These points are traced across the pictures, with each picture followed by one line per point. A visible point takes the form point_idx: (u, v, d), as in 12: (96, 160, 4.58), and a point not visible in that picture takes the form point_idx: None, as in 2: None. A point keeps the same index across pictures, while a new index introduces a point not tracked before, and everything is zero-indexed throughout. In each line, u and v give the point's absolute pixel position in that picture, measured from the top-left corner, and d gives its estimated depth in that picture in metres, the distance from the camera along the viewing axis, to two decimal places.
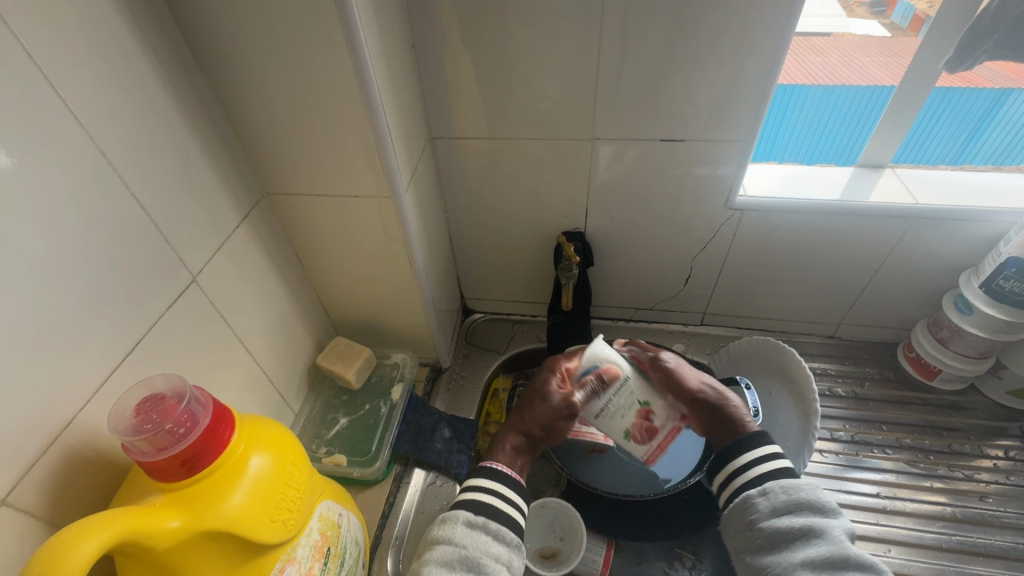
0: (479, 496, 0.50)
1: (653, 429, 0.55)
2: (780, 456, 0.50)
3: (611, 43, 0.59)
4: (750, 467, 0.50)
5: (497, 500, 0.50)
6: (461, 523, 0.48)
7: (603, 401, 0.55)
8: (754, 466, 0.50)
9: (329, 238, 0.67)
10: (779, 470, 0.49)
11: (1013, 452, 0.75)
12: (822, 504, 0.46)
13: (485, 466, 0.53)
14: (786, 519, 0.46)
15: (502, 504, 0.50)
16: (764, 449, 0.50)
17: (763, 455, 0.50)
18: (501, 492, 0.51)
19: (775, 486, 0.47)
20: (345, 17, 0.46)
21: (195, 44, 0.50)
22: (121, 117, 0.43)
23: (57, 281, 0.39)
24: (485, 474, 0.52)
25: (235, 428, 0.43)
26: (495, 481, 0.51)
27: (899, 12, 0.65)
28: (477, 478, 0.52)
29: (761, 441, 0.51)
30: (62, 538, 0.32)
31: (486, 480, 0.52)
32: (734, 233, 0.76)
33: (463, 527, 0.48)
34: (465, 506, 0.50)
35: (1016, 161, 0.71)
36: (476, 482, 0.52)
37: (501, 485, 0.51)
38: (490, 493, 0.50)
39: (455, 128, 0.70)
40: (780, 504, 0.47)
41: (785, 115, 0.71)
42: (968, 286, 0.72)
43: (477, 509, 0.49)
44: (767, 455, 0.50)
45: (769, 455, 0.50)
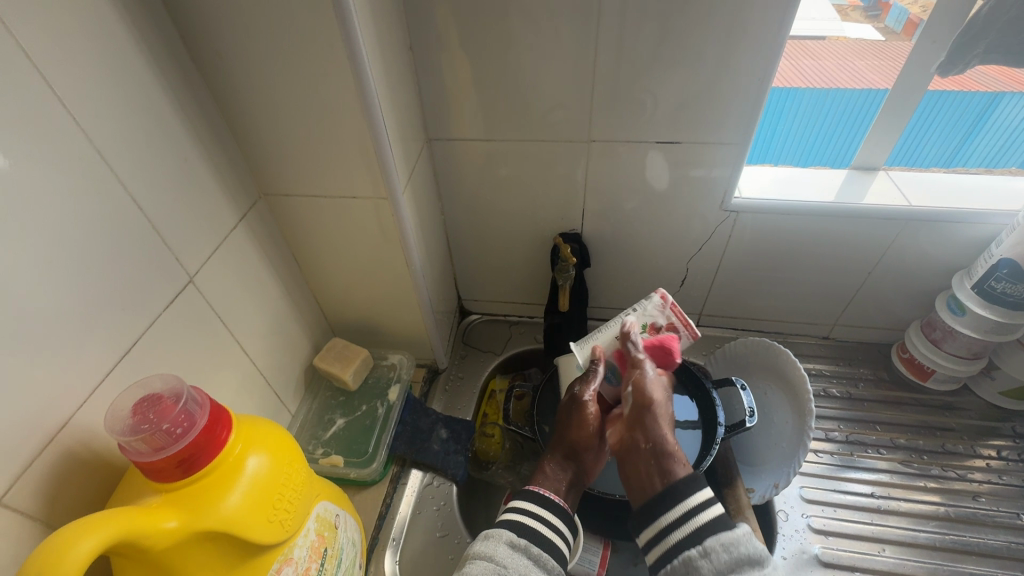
0: (523, 520, 0.53)
1: (655, 321, 0.65)
2: (703, 506, 0.50)
3: (607, 45, 0.59)
4: (688, 519, 0.50)
5: (542, 526, 0.53)
6: (504, 542, 0.51)
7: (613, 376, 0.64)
8: (692, 518, 0.50)
9: (327, 239, 0.67)
10: (717, 520, 0.50)
11: (1006, 452, 0.75)
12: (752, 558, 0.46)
13: (534, 492, 0.56)
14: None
15: (544, 530, 0.53)
16: (696, 499, 0.51)
17: (698, 506, 0.50)
18: (547, 518, 0.54)
19: (714, 542, 0.48)
20: (342, 19, 0.46)
21: (192, 44, 0.50)
22: (118, 117, 0.43)
23: (53, 280, 0.39)
24: (531, 498, 0.55)
25: (232, 428, 0.43)
26: (541, 507, 0.55)
27: (893, 16, 0.65)
28: (521, 501, 0.55)
29: (694, 487, 0.52)
30: (60, 537, 0.32)
31: (532, 504, 0.55)
32: (729, 234, 0.77)
33: (506, 548, 0.51)
34: (509, 527, 0.53)
35: (1010, 162, 0.71)
36: (523, 505, 0.55)
37: (546, 511, 0.54)
38: (537, 519, 0.54)
39: (453, 130, 0.71)
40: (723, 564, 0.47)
41: (780, 119, 0.71)
42: (960, 287, 0.72)
43: (521, 530, 0.53)
44: (701, 506, 0.50)
45: (702, 507, 0.50)
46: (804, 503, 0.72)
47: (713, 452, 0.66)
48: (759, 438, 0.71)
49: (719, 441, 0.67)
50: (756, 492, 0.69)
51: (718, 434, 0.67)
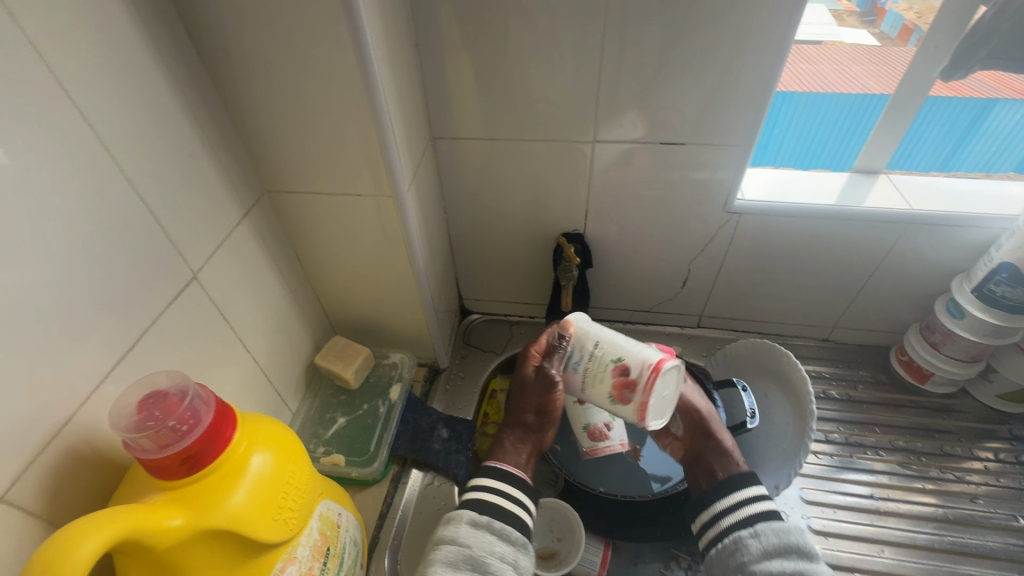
0: (482, 497, 0.54)
1: (632, 382, 0.54)
2: (765, 498, 0.56)
3: (614, 46, 0.59)
4: (741, 505, 0.55)
5: (502, 500, 0.53)
6: (466, 522, 0.51)
7: (579, 368, 0.58)
8: (744, 506, 0.55)
9: (329, 236, 0.67)
10: (769, 512, 0.54)
11: (1003, 454, 0.76)
12: (811, 548, 0.51)
13: (496, 466, 0.56)
14: (774, 562, 0.50)
15: (504, 504, 0.53)
16: (751, 490, 0.56)
17: (751, 496, 0.56)
18: (506, 493, 0.54)
19: (766, 528, 0.53)
20: (351, 16, 0.46)
21: (198, 40, 0.49)
22: (125, 112, 0.43)
23: (57, 276, 0.39)
24: (493, 474, 0.55)
25: (237, 426, 0.42)
26: (500, 481, 0.55)
27: (888, 22, 0.67)
28: (482, 478, 0.55)
29: (751, 481, 0.57)
30: (68, 531, 0.32)
31: (493, 480, 0.55)
32: (731, 236, 0.77)
33: (467, 527, 0.51)
34: (470, 506, 0.53)
35: (1005, 168, 0.72)
36: (481, 483, 0.55)
37: (507, 485, 0.55)
38: (496, 494, 0.54)
39: (457, 130, 0.71)
40: (770, 547, 0.51)
41: (778, 121, 0.72)
42: (960, 291, 0.73)
43: (482, 508, 0.53)
44: (756, 497, 0.55)
45: (758, 498, 0.55)
46: (803, 504, 0.72)
47: None
48: (761, 441, 0.71)
49: None
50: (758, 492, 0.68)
51: None
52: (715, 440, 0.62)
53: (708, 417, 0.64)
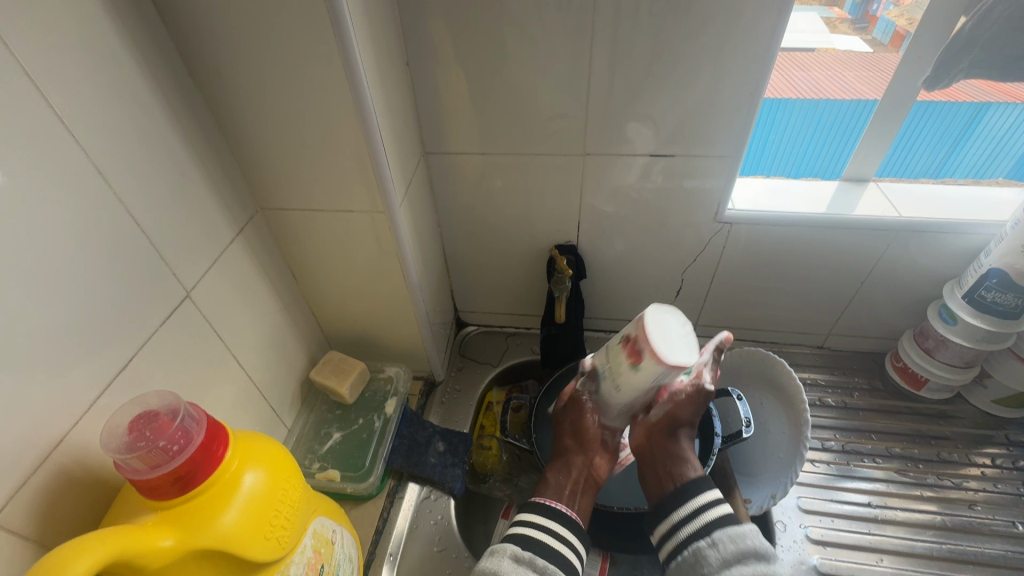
0: (528, 532, 0.55)
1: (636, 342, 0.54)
2: (721, 501, 0.56)
3: (601, 60, 0.60)
4: (699, 513, 0.55)
5: (548, 538, 0.55)
6: (509, 556, 0.53)
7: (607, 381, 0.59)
8: (703, 512, 0.55)
9: (323, 252, 0.67)
10: (725, 517, 0.55)
11: (1000, 460, 0.76)
12: (765, 551, 0.52)
13: (546, 505, 0.57)
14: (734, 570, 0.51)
15: (551, 543, 0.54)
16: (706, 497, 0.56)
17: (708, 502, 0.56)
18: (555, 531, 0.55)
19: (722, 535, 0.53)
20: (341, 37, 0.47)
21: (190, 61, 0.50)
22: (117, 133, 0.44)
23: (50, 296, 0.39)
24: (545, 513, 0.56)
25: (229, 445, 0.42)
26: (551, 519, 0.56)
27: (880, 27, 0.66)
28: (532, 514, 0.57)
29: (704, 486, 0.57)
30: (58, 553, 0.32)
31: (540, 516, 0.56)
32: (723, 245, 0.77)
33: (510, 561, 0.52)
34: (515, 541, 0.54)
35: (996, 173, 0.73)
36: (529, 518, 0.56)
37: (555, 524, 0.56)
38: (545, 532, 0.55)
39: (449, 145, 0.71)
40: (728, 555, 0.52)
41: (772, 129, 0.72)
42: (951, 297, 0.73)
43: (527, 544, 0.54)
44: (711, 503, 0.56)
45: (711, 503, 0.56)
46: (801, 513, 0.72)
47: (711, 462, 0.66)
48: (757, 448, 0.71)
49: (717, 452, 0.66)
50: (753, 503, 0.69)
51: (715, 444, 0.66)
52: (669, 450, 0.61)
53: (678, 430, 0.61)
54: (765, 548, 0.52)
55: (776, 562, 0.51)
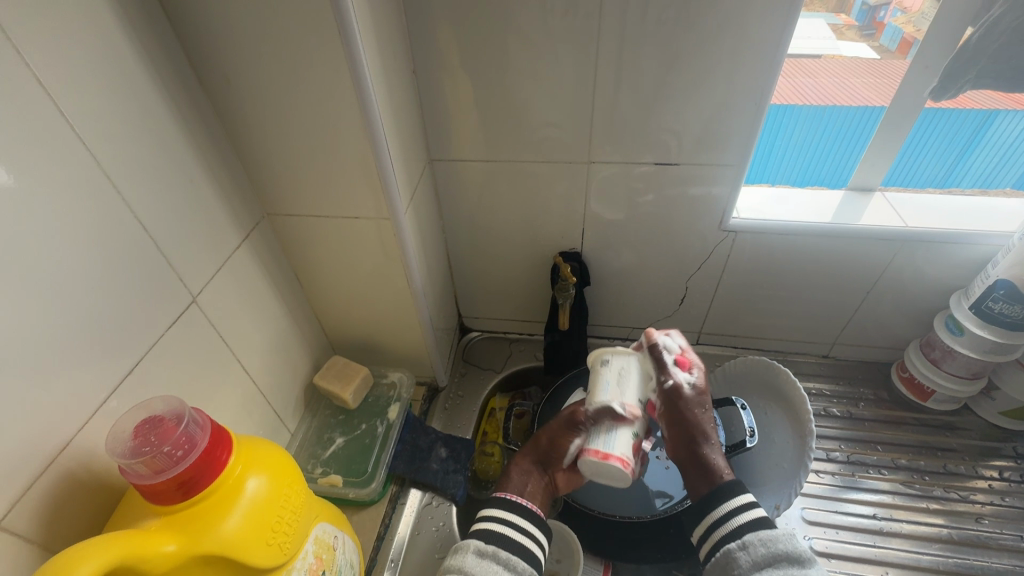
0: (488, 526, 0.52)
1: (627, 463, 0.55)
2: (756, 505, 0.52)
3: (606, 69, 0.61)
4: (729, 517, 0.51)
5: (510, 530, 0.52)
6: (471, 551, 0.50)
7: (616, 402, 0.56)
8: (735, 516, 0.51)
9: (329, 258, 0.68)
10: (759, 520, 0.50)
11: (1008, 473, 0.75)
12: (801, 555, 0.47)
13: (501, 497, 0.55)
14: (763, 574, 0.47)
15: (511, 533, 0.52)
16: (740, 500, 0.52)
17: (740, 506, 0.51)
18: (515, 523, 0.52)
19: (753, 538, 0.49)
20: (348, 47, 0.48)
21: (200, 69, 0.51)
22: (127, 141, 0.44)
23: (60, 301, 0.40)
24: (497, 504, 0.54)
25: (232, 450, 0.43)
26: (506, 511, 0.53)
27: (887, 35, 0.65)
28: (490, 509, 0.54)
29: (739, 490, 0.53)
30: (61, 557, 0.32)
31: (500, 510, 0.53)
32: (728, 254, 0.77)
33: (473, 556, 0.49)
34: (478, 536, 0.51)
35: (1004, 183, 0.72)
36: (488, 513, 0.53)
37: (515, 516, 0.53)
38: (503, 523, 0.52)
39: (454, 152, 0.72)
40: (759, 558, 0.48)
41: (778, 135, 0.72)
42: (958, 307, 0.73)
43: (488, 538, 0.51)
44: (745, 506, 0.51)
45: (746, 506, 0.51)
46: (806, 524, 0.71)
47: None
48: (760, 458, 0.70)
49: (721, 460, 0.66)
50: None
51: (720, 453, 0.66)
52: (706, 450, 0.56)
53: (707, 424, 0.57)
54: (801, 551, 0.47)
55: (814, 568, 0.46)
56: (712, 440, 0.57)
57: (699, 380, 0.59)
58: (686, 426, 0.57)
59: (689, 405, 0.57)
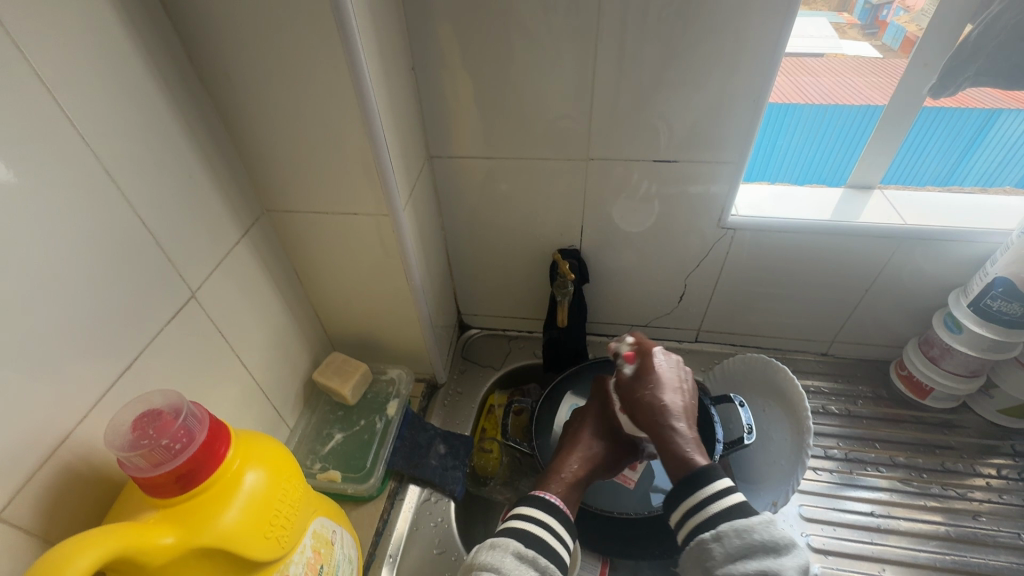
0: (527, 528, 0.52)
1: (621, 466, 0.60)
2: (734, 490, 0.51)
3: (605, 66, 0.61)
4: (706, 504, 0.50)
5: (546, 533, 0.52)
6: (510, 552, 0.50)
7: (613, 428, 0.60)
8: (712, 502, 0.50)
9: (328, 254, 0.68)
10: (736, 507, 0.50)
11: (1007, 471, 0.75)
12: (778, 544, 0.47)
13: (542, 497, 0.55)
14: (740, 564, 0.47)
15: (551, 539, 0.52)
16: (716, 486, 0.51)
17: (719, 492, 0.50)
18: (552, 526, 0.53)
19: (729, 528, 0.48)
20: (347, 44, 0.48)
21: (200, 66, 0.51)
22: (127, 136, 0.44)
23: (60, 295, 0.40)
24: (539, 505, 0.54)
25: (231, 444, 0.43)
26: (546, 513, 0.53)
27: (891, 34, 0.64)
28: (526, 508, 0.54)
29: (713, 475, 0.51)
30: (59, 549, 0.33)
31: (539, 511, 0.54)
32: (727, 251, 0.77)
33: (512, 559, 0.49)
34: (517, 537, 0.51)
35: (1004, 181, 0.72)
36: (527, 512, 0.53)
37: (550, 517, 0.53)
38: (542, 527, 0.52)
39: (454, 148, 0.72)
40: (733, 549, 0.48)
41: (779, 135, 0.72)
42: (957, 305, 0.73)
43: (528, 541, 0.51)
44: (722, 492, 0.50)
45: (724, 492, 0.50)
46: (803, 521, 0.71)
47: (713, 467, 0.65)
48: (761, 456, 0.71)
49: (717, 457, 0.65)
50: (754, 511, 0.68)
51: (716, 450, 0.66)
52: (668, 432, 0.54)
53: (666, 404, 0.56)
54: (777, 541, 0.47)
55: (791, 555, 0.47)
56: (678, 421, 0.55)
57: (655, 365, 0.59)
58: (645, 412, 0.57)
59: (641, 390, 0.58)
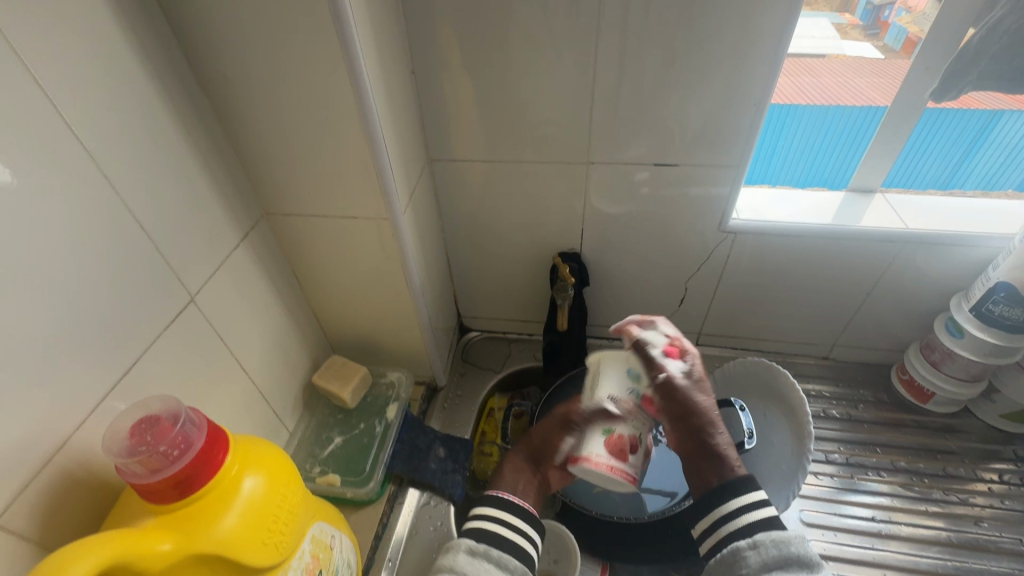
0: (478, 524, 0.52)
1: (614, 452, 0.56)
2: (768, 503, 0.51)
3: (605, 70, 0.61)
4: (742, 513, 0.50)
5: (501, 527, 0.52)
6: (463, 550, 0.50)
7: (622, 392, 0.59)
8: (745, 513, 0.50)
9: (327, 258, 0.68)
10: (770, 520, 0.49)
11: (1008, 476, 0.75)
12: (813, 559, 0.46)
13: (493, 495, 0.55)
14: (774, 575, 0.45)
15: (503, 531, 0.52)
16: (751, 497, 0.51)
17: (753, 503, 0.50)
18: (504, 519, 0.52)
19: (764, 538, 0.48)
20: (347, 48, 0.48)
21: (199, 70, 0.51)
22: (126, 142, 0.44)
23: (59, 299, 0.40)
24: (489, 502, 0.54)
25: (229, 450, 0.43)
26: (499, 508, 0.53)
27: (892, 34, 0.64)
28: (481, 507, 0.54)
29: (751, 485, 0.51)
30: (56, 556, 0.33)
31: (490, 508, 0.53)
32: (727, 255, 0.77)
33: (464, 555, 0.49)
34: (470, 535, 0.51)
35: (1005, 185, 0.72)
36: (480, 511, 0.54)
37: (503, 512, 0.53)
38: (494, 521, 0.52)
39: (454, 151, 0.72)
40: (770, 560, 0.47)
41: (780, 136, 0.72)
42: (958, 310, 0.72)
43: (480, 537, 0.51)
44: (756, 503, 0.50)
45: (758, 504, 0.50)
46: (803, 526, 0.71)
47: None
48: (760, 461, 0.70)
49: None
50: None
51: None
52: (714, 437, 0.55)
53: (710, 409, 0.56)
54: (812, 556, 0.47)
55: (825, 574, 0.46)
56: (719, 425, 0.55)
57: (694, 367, 0.59)
58: (690, 414, 0.56)
59: (685, 393, 0.57)
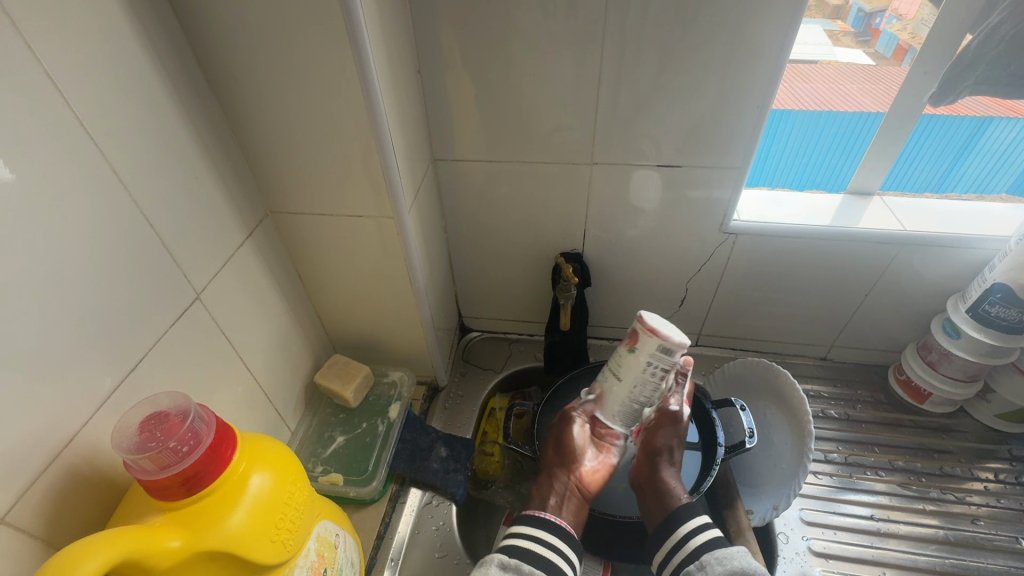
0: (516, 543, 0.55)
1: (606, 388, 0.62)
2: (711, 525, 0.57)
3: (610, 72, 0.61)
4: (687, 539, 0.56)
5: (534, 544, 0.54)
6: (495, 564, 0.52)
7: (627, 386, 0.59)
8: (688, 540, 0.56)
9: (332, 257, 0.68)
10: (713, 540, 0.55)
11: (1003, 475, 0.76)
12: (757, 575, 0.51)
13: (530, 515, 0.57)
14: None
15: (537, 548, 0.54)
16: (693, 523, 0.57)
17: (697, 527, 0.57)
18: (541, 538, 0.55)
19: (710, 558, 0.53)
20: (355, 48, 0.48)
21: (206, 67, 0.51)
22: (134, 138, 0.44)
23: (65, 296, 0.40)
24: (528, 522, 0.57)
25: (237, 447, 0.43)
26: (536, 527, 0.56)
27: (883, 41, 0.65)
28: (519, 526, 0.57)
29: (693, 513, 0.58)
30: (67, 553, 0.32)
31: (528, 527, 0.56)
32: (728, 256, 0.78)
33: (497, 569, 0.52)
34: (503, 551, 0.54)
35: (998, 188, 0.73)
36: (518, 529, 0.57)
37: (540, 530, 0.56)
38: (530, 540, 0.55)
39: (458, 152, 0.72)
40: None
41: (774, 141, 0.73)
42: (956, 311, 0.74)
43: (513, 553, 0.54)
44: (699, 528, 0.57)
45: (699, 529, 0.56)
46: (804, 525, 0.72)
47: (714, 471, 0.67)
48: (760, 459, 0.71)
49: (719, 462, 0.68)
50: (755, 514, 0.69)
51: (718, 455, 0.68)
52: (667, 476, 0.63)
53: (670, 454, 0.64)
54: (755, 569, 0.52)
55: None
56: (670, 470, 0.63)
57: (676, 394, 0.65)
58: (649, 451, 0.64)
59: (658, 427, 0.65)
